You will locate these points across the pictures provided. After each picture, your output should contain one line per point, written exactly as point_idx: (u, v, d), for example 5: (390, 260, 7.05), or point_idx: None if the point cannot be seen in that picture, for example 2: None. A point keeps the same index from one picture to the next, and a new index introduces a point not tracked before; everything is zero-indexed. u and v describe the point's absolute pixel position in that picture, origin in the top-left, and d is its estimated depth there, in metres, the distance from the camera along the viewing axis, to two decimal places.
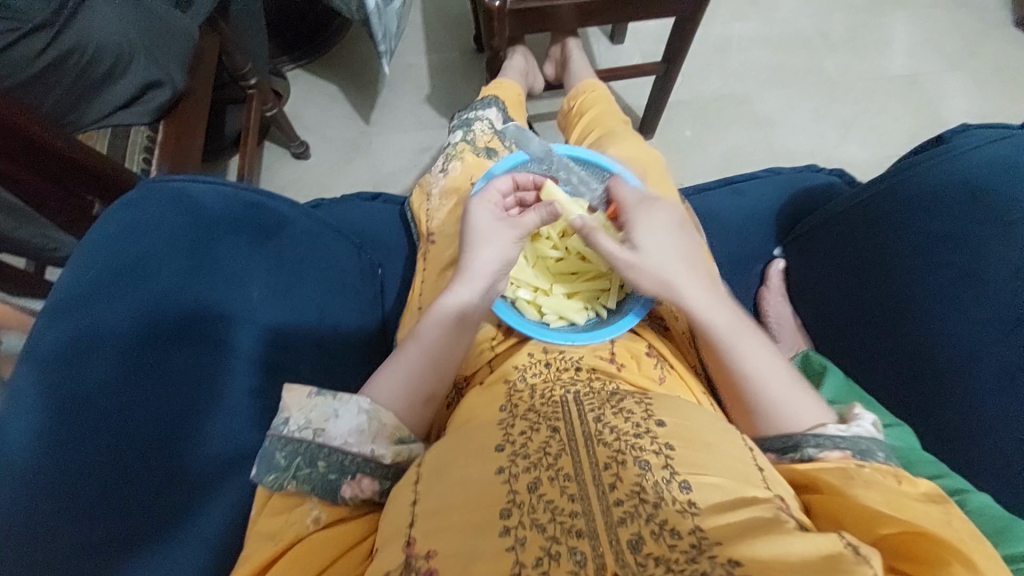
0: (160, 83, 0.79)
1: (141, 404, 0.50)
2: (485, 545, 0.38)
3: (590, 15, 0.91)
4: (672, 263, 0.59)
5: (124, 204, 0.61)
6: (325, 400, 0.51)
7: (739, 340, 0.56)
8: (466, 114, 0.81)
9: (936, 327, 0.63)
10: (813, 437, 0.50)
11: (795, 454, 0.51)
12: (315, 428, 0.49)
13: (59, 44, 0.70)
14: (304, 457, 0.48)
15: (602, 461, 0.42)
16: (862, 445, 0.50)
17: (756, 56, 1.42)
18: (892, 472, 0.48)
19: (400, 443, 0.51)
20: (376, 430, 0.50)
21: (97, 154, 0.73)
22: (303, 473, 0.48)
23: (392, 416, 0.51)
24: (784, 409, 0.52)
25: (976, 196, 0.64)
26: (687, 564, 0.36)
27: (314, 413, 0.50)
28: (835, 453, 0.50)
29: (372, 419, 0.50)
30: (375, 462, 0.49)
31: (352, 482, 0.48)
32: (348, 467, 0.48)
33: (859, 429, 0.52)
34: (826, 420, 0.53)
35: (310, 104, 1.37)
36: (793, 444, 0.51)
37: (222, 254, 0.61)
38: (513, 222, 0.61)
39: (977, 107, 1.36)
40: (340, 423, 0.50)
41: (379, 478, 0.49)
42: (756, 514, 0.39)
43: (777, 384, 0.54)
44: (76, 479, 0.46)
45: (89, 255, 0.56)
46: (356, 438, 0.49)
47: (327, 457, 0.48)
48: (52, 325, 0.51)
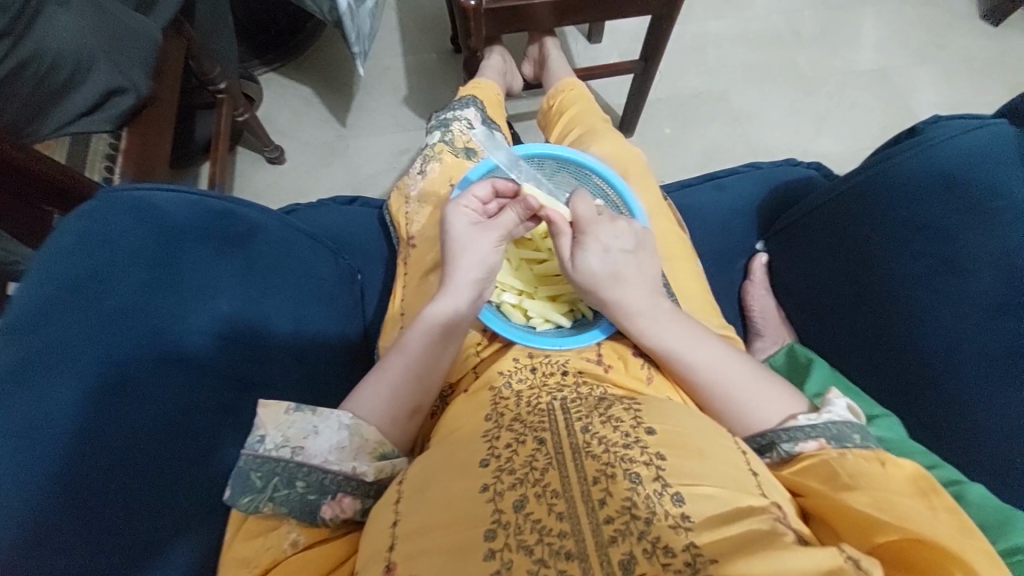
0: (124, 90, 0.75)
1: (103, 428, 0.47)
2: (470, 569, 0.36)
3: (567, 12, 0.90)
4: (630, 276, 0.57)
5: (79, 215, 0.57)
6: (304, 416, 0.48)
7: (699, 343, 0.55)
8: (443, 114, 0.79)
9: (919, 317, 0.63)
10: (786, 432, 0.50)
11: (771, 454, 0.51)
12: (294, 446, 0.47)
13: (15, 58, 0.68)
14: (282, 477, 0.45)
15: (590, 476, 0.40)
16: (835, 430, 0.50)
17: (732, 53, 1.43)
18: (875, 457, 0.47)
19: (383, 459, 0.48)
20: (358, 446, 0.48)
21: (51, 163, 0.68)
22: (280, 494, 0.45)
23: (375, 431, 0.49)
24: (755, 409, 0.52)
25: (951, 184, 0.64)
26: None
27: (292, 430, 0.47)
28: (811, 444, 0.49)
29: (354, 434, 0.48)
30: (357, 480, 0.46)
31: (332, 503, 0.46)
32: (328, 487, 0.46)
33: (831, 416, 0.51)
34: (796, 410, 0.53)
35: (284, 107, 1.33)
36: (769, 443, 0.51)
37: (189, 266, 0.58)
38: (491, 226, 0.59)
39: (945, 100, 1.39)
40: (320, 440, 0.47)
41: (361, 496, 0.47)
42: (752, 527, 0.38)
43: (745, 384, 0.53)
44: (29, 514, 0.42)
45: (42, 272, 0.52)
46: (337, 456, 0.47)
47: (307, 477, 0.46)
48: (4, 347, 0.48)
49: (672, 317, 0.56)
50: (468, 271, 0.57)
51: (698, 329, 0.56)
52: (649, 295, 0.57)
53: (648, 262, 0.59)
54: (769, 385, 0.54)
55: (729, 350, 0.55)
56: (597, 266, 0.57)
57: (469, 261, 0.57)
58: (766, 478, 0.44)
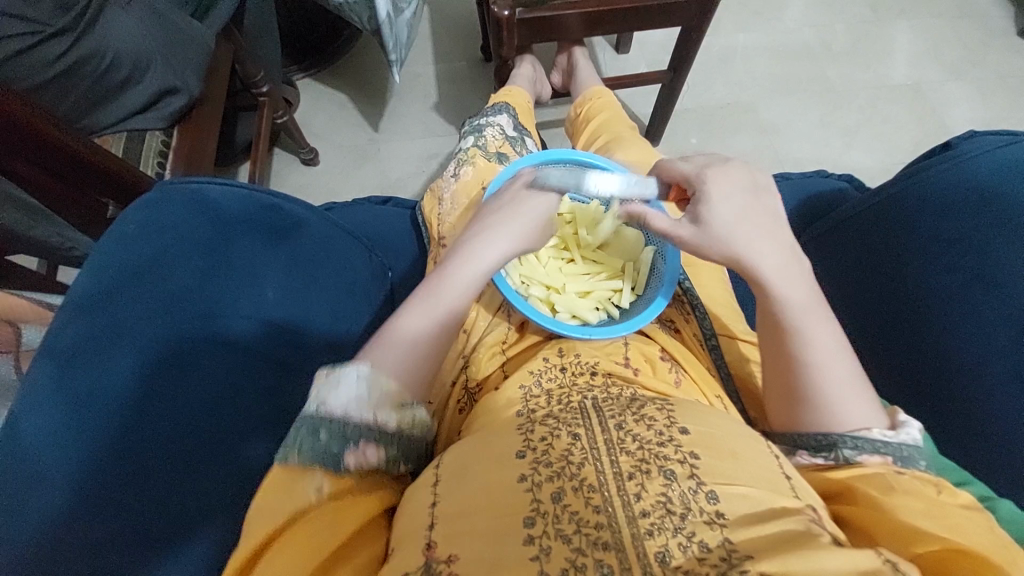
0: (176, 90, 0.81)
1: (158, 403, 0.50)
2: (510, 553, 0.38)
3: (598, 24, 0.92)
4: (757, 239, 0.55)
5: (143, 205, 0.62)
6: (338, 372, 0.48)
7: (810, 330, 0.52)
8: (477, 120, 0.82)
9: (952, 331, 0.62)
10: (852, 440, 0.49)
11: (830, 454, 0.50)
12: (324, 400, 0.46)
13: (78, 49, 0.72)
14: (307, 427, 0.45)
15: (626, 471, 0.41)
16: (905, 452, 0.48)
17: (761, 66, 1.43)
18: (931, 482, 0.46)
19: (403, 408, 0.49)
20: (378, 398, 0.48)
21: (125, 165, 0.76)
22: (306, 444, 0.45)
23: (391, 382, 0.49)
24: (837, 409, 0.50)
25: (988, 201, 0.64)
26: None
27: (320, 386, 0.47)
28: (875, 458, 0.48)
29: (372, 385, 0.48)
30: (379, 429, 0.47)
31: (356, 452, 0.45)
32: (350, 437, 0.45)
33: (906, 438, 0.49)
34: (872, 424, 0.50)
35: (320, 111, 1.38)
36: (829, 445, 0.50)
37: (239, 254, 0.62)
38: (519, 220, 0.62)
39: (981, 115, 1.36)
40: (339, 393, 0.47)
41: (384, 446, 0.47)
42: (788, 527, 0.38)
43: (838, 387, 0.51)
44: (92, 478, 0.46)
45: (105, 256, 0.56)
46: (356, 407, 0.46)
47: (332, 428, 0.45)
48: (71, 323, 0.52)
49: (786, 296, 0.53)
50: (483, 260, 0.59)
51: (814, 315, 0.53)
52: (778, 263, 0.54)
53: (767, 245, 0.55)
54: (862, 394, 0.51)
55: (839, 348, 0.52)
56: (751, 238, 0.55)
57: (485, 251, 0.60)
58: (799, 482, 0.44)
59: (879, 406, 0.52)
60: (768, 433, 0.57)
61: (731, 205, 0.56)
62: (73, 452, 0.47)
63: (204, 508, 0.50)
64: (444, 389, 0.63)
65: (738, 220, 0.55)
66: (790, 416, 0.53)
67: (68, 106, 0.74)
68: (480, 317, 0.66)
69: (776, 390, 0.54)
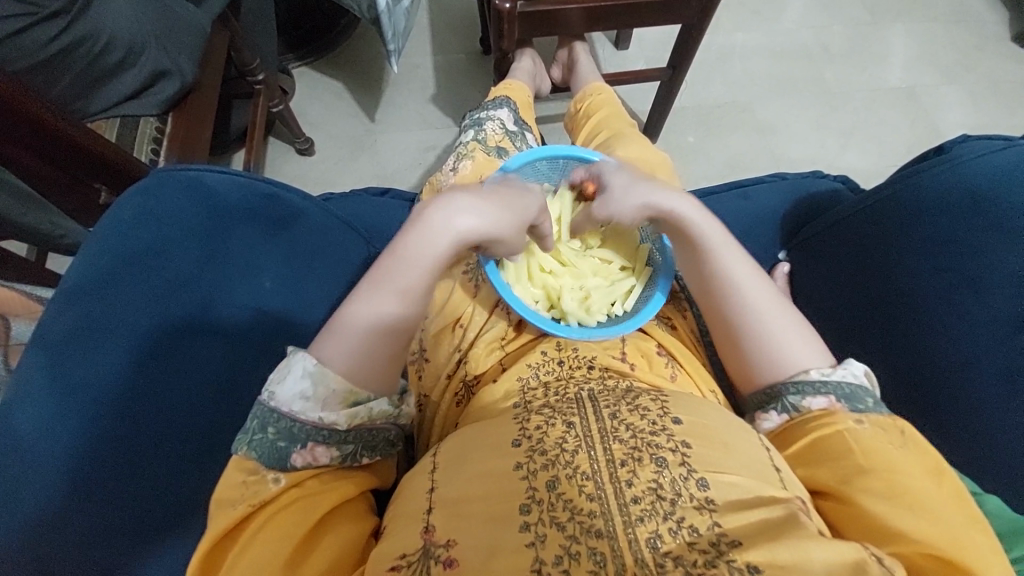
0: (168, 74, 0.79)
1: (151, 393, 0.50)
2: (506, 539, 0.39)
3: (598, 19, 0.92)
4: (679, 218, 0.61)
5: (138, 190, 0.61)
6: (285, 362, 0.48)
7: (736, 271, 0.57)
8: (477, 114, 0.82)
9: (943, 333, 0.63)
10: (794, 386, 0.52)
11: (780, 406, 0.53)
12: (270, 391, 0.47)
13: (70, 33, 0.70)
14: (258, 420, 0.46)
15: (619, 458, 0.42)
16: (849, 391, 0.51)
17: (759, 65, 1.44)
18: (880, 423, 0.49)
19: (355, 406, 0.48)
20: (325, 397, 0.47)
21: (108, 143, 0.73)
22: (256, 438, 0.46)
23: (342, 379, 0.48)
24: (782, 346, 0.54)
25: (980, 205, 0.66)
26: (706, 567, 0.36)
27: (275, 375, 0.48)
28: (820, 401, 0.51)
29: (318, 385, 0.47)
30: (329, 429, 0.47)
31: (303, 452, 0.46)
32: (297, 435, 0.46)
33: (846, 375, 0.52)
34: (812, 366, 0.54)
35: (316, 100, 1.37)
36: (775, 396, 0.53)
37: (234, 242, 0.61)
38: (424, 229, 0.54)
39: (973, 120, 1.38)
40: (287, 386, 0.47)
41: (335, 445, 0.47)
42: (772, 513, 0.39)
43: (776, 321, 0.55)
44: (84, 468, 0.46)
45: (101, 242, 0.56)
46: (302, 406, 0.47)
47: (277, 423, 0.46)
48: (65, 310, 0.52)
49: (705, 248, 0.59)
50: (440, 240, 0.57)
51: (733, 257, 0.59)
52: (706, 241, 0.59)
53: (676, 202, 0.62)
54: (796, 325, 0.55)
55: (775, 304, 0.56)
56: (660, 199, 0.62)
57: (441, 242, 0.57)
58: (789, 475, 0.45)
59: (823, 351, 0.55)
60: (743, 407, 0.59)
61: (623, 178, 0.64)
62: (64, 442, 0.46)
63: (197, 501, 0.49)
64: (440, 382, 0.63)
65: (642, 186, 0.63)
66: (747, 365, 0.56)
67: (59, 91, 0.72)
68: (476, 313, 0.65)
69: (727, 343, 0.57)
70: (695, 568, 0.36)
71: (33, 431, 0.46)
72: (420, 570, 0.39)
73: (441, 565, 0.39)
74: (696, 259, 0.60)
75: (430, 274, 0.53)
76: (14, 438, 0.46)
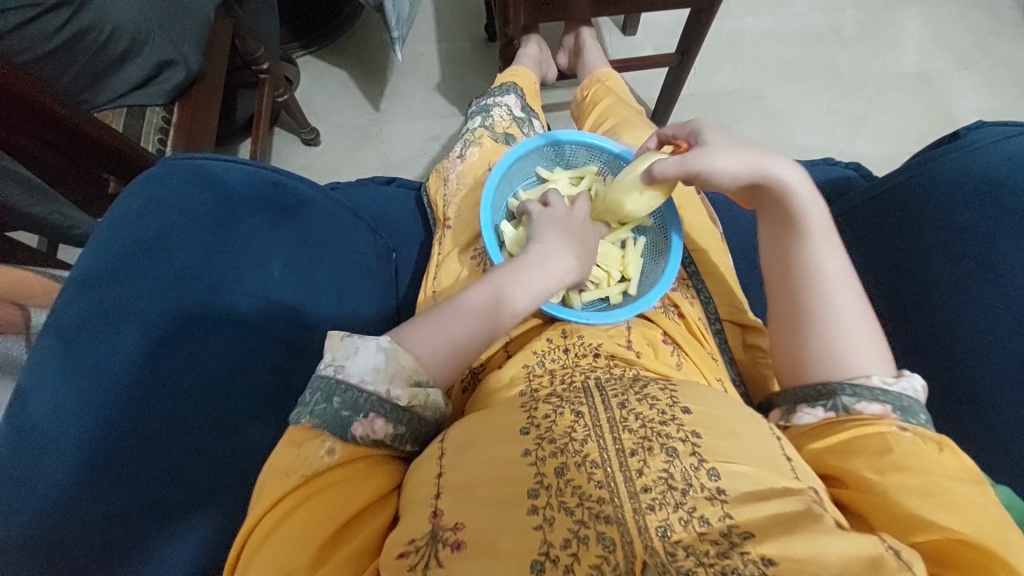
0: (174, 63, 0.79)
1: (162, 378, 0.51)
2: (514, 523, 0.39)
3: (606, 4, 0.90)
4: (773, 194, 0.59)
5: (147, 179, 0.61)
6: (352, 338, 0.50)
7: (820, 247, 0.57)
8: (483, 101, 0.81)
9: (954, 322, 0.63)
10: (851, 387, 0.51)
11: (829, 403, 0.51)
12: (337, 365, 0.49)
13: (76, 23, 0.69)
14: (322, 392, 0.48)
15: (628, 447, 0.42)
16: (904, 403, 0.50)
17: (769, 51, 1.41)
18: (934, 440, 0.48)
19: (417, 386, 0.49)
20: (393, 371, 0.49)
21: (112, 133, 0.72)
22: (319, 408, 0.47)
23: (412, 359, 0.50)
24: (847, 337, 0.53)
25: (994, 191, 0.64)
26: (717, 557, 0.36)
27: (341, 351, 0.49)
28: (874, 407, 0.50)
29: (389, 358, 0.49)
30: (390, 403, 0.48)
31: (364, 422, 0.47)
32: (361, 405, 0.47)
33: (908, 389, 0.51)
34: (872, 372, 0.52)
35: (321, 89, 1.36)
36: (828, 393, 0.52)
37: (243, 232, 0.62)
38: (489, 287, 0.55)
39: (989, 107, 1.35)
40: (357, 360, 0.48)
41: (392, 421, 0.48)
42: (790, 506, 0.38)
43: (849, 309, 0.54)
44: (100, 452, 0.47)
45: (113, 230, 0.56)
46: (372, 377, 0.48)
47: (343, 394, 0.47)
48: (78, 297, 0.52)
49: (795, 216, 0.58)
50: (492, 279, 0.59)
51: (825, 235, 0.58)
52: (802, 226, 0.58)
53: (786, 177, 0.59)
54: (869, 326, 0.54)
55: (862, 308, 0.55)
56: (778, 166, 0.59)
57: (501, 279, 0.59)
58: (799, 463, 0.45)
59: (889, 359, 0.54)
60: (771, 399, 0.58)
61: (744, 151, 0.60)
62: (81, 427, 0.47)
63: (208, 486, 0.50)
64: None
65: (762, 157, 0.60)
66: (797, 351, 0.55)
67: (67, 81, 0.72)
68: None
69: (779, 314, 0.57)
70: (706, 557, 0.36)
71: (52, 416, 0.47)
72: (430, 555, 0.40)
73: (448, 549, 0.40)
74: (778, 226, 0.59)
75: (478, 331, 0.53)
76: (34, 421, 0.47)
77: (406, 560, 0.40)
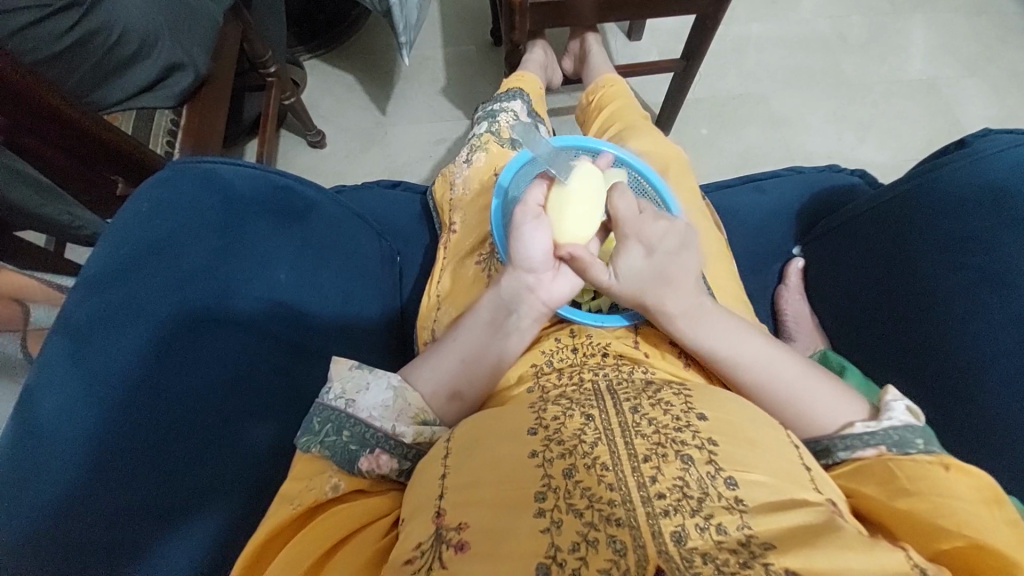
0: (183, 67, 0.80)
1: (167, 381, 0.51)
2: (523, 525, 0.39)
3: (612, 10, 0.90)
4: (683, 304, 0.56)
5: (157, 182, 0.62)
6: (361, 373, 0.53)
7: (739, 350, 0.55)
8: (490, 106, 0.82)
9: (963, 333, 0.62)
10: (842, 441, 0.51)
11: (828, 460, 0.51)
12: (348, 398, 0.51)
13: (82, 27, 0.71)
14: (333, 424, 0.49)
15: (642, 453, 0.42)
16: (897, 436, 0.49)
17: (774, 56, 1.41)
18: (937, 459, 0.47)
19: (423, 424, 0.52)
20: (400, 409, 0.52)
21: (120, 134, 0.72)
22: (329, 439, 0.48)
23: (419, 397, 0.53)
24: (810, 413, 0.52)
25: (1002, 200, 0.64)
26: (739, 568, 0.36)
27: (349, 384, 0.52)
28: (869, 452, 0.49)
29: (398, 397, 0.52)
30: (396, 439, 0.50)
31: (370, 456, 0.49)
32: (368, 440, 0.49)
33: (891, 421, 0.51)
34: (854, 418, 0.53)
35: (327, 93, 1.37)
36: (824, 449, 0.52)
37: (253, 236, 0.62)
38: (497, 300, 0.57)
39: (995, 114, 1.34)
40: (368, 396, 0.51)
41: (398, 456, 0.50)
42: (808, 518, 0.38)
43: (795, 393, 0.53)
44: (103, 453, 0.47)
45: (123, 232, 0.57)
46: (380, 413, 0.51)
47: (352, 428, 0.49)
48: (87, 297, 0.53)
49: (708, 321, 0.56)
50: (538, 307, 0.57)
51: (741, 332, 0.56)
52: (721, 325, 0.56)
53: (693, 261, 0.59)
54: (820, 391, 0.53)
55: (803, 382, 0.54)
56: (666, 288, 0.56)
57: (528, 288, 0.57)
58: (819, 474, 0.45)
59: (859, 399, 0.54)
60: None
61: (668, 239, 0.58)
62: (84, 428, 0.48)
63: (212, 489, 0.50)
64: None
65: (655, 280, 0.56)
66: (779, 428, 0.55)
67: (74, 83, 0.73)
68: None
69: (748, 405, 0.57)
70: (726, 566, 0.36)
71: (56, 419, 0.47)
72: (434, 556, 0.40)
73: (453, 549, 0.40)
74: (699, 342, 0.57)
75: (495, 349, 0.56)
76: (38, 424, 0.47)
77: (412, 566, 0.40)
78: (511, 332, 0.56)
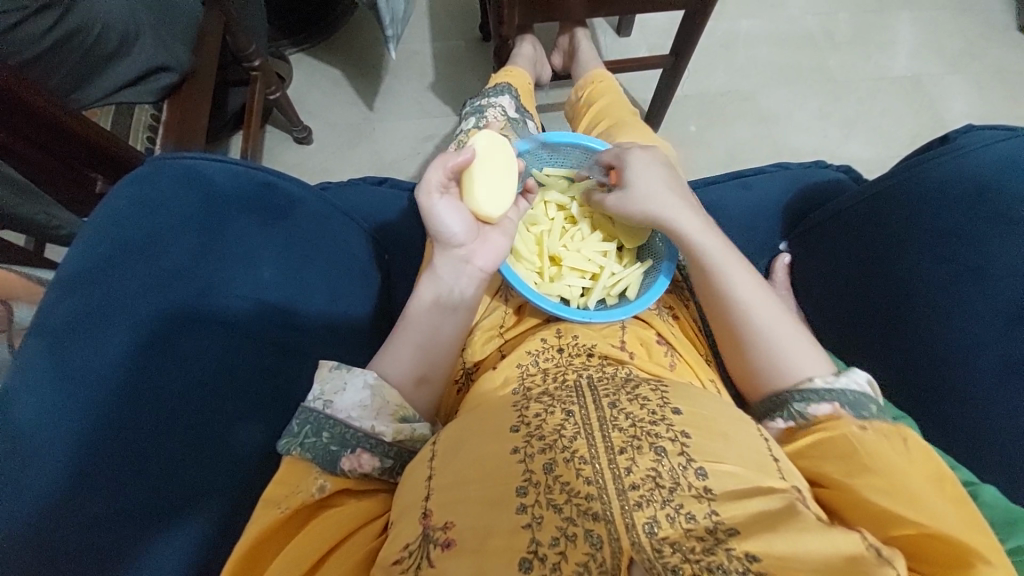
0: (167, 67, 0.79)
1: (149, 381, 0.50)
2: (503, 521, 0.39)
3: (600, 5, 0.90)
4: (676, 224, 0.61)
5: (134, 179, 0.60)
6: (340, 373, 0.52)
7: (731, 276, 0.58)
8: (478, 101, 0.81)
9: (945, 327, 0.63)
10: (799, 393, 0.52)
11: (785, 413, 0.53)
12: (325, 399, 0.51)
13: (60, 28, 0.69)
14: (312, 425, 0.49)
15: (618, 445, 0.42)
16: (851, 397, 0.51)
17: (763, 53, 1.42)
18: (894, 429, 0.48)
19: (403, 422, 0.51)
20: (379, 407, 0.51)
21: (93, 125, 0.71)
22: (308, 441, 0.48)
23: (397, 393, 0.52)
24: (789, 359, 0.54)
25: (983, 195, 0.65)
26: (703, 554, 0.36)
27: (328, 384, 0.52)
28: (825, 407, 0.51)
29: (376, 395, 0.51)
30: (376, 438, 0.49)
31: (351, 456, 0.48)
32: (349, 440, 0.48)
33: (850, 383, 0.52)
34: (814, 372, 0.54)
35: (314, 88, 1.35)
36: (782, 403, 0.53)
37: (233, 234, 0.61)
38: (436, 280, 0.58)
39: (977, 110, 1.37)
40: (345, 396, 0.51)
41: (380, 455, 0.49)
42: (772, 503, 0.39)
43: (784, 332, 0.55)
44: (81, 456, 0.46)
45: (100, 229, 0.55)
46: (359, 413, 0.50)
47: (331, 429, 0.49)
48: (64, 297, 0.51)
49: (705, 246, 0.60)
50: (477, 273, 0.58)
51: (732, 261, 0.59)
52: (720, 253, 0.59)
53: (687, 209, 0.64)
54: (802, 340, 0.55)
55: (787, 319, 0.57)
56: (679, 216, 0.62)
57: (464, 260, 0.58)
58: (787, 465, 0.45)
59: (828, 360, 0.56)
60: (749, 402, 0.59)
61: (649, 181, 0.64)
62: (61, 430, 0.46)
63: (198, 490, 0.49)
64: None
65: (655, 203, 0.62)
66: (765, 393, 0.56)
67: (55, 82, 0.71)
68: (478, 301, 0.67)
69: (739, 371, 0.58)
70: (693, 554, 0.36)
71: (31, 422, 0.46)
72: (422, 556, 0.40)
73: (439, 547, 0.40)
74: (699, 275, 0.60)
75: (444, 323, 0.56)
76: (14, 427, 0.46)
77: (400, 565, 0.40)
78: (460, 305, 0.57)
